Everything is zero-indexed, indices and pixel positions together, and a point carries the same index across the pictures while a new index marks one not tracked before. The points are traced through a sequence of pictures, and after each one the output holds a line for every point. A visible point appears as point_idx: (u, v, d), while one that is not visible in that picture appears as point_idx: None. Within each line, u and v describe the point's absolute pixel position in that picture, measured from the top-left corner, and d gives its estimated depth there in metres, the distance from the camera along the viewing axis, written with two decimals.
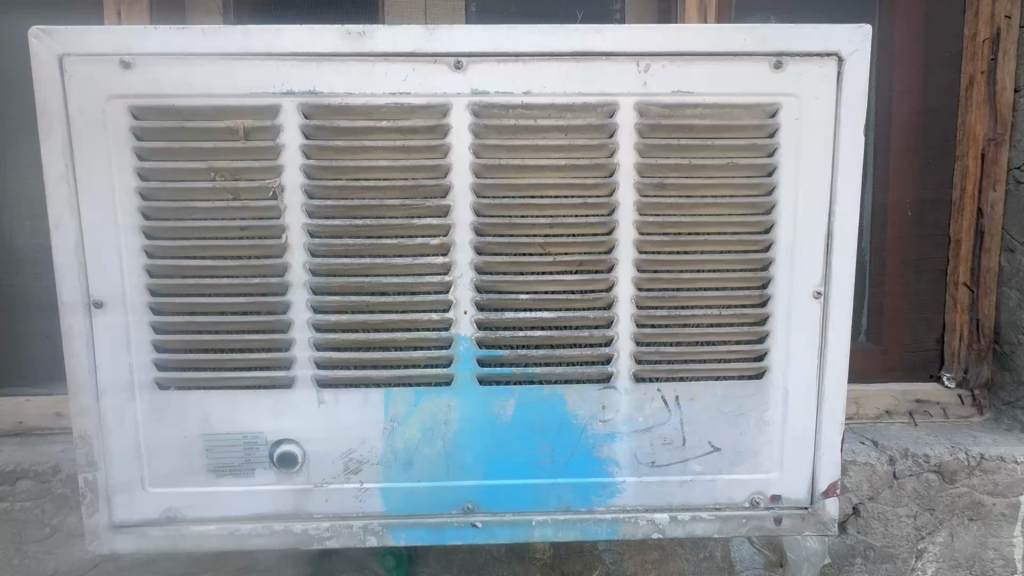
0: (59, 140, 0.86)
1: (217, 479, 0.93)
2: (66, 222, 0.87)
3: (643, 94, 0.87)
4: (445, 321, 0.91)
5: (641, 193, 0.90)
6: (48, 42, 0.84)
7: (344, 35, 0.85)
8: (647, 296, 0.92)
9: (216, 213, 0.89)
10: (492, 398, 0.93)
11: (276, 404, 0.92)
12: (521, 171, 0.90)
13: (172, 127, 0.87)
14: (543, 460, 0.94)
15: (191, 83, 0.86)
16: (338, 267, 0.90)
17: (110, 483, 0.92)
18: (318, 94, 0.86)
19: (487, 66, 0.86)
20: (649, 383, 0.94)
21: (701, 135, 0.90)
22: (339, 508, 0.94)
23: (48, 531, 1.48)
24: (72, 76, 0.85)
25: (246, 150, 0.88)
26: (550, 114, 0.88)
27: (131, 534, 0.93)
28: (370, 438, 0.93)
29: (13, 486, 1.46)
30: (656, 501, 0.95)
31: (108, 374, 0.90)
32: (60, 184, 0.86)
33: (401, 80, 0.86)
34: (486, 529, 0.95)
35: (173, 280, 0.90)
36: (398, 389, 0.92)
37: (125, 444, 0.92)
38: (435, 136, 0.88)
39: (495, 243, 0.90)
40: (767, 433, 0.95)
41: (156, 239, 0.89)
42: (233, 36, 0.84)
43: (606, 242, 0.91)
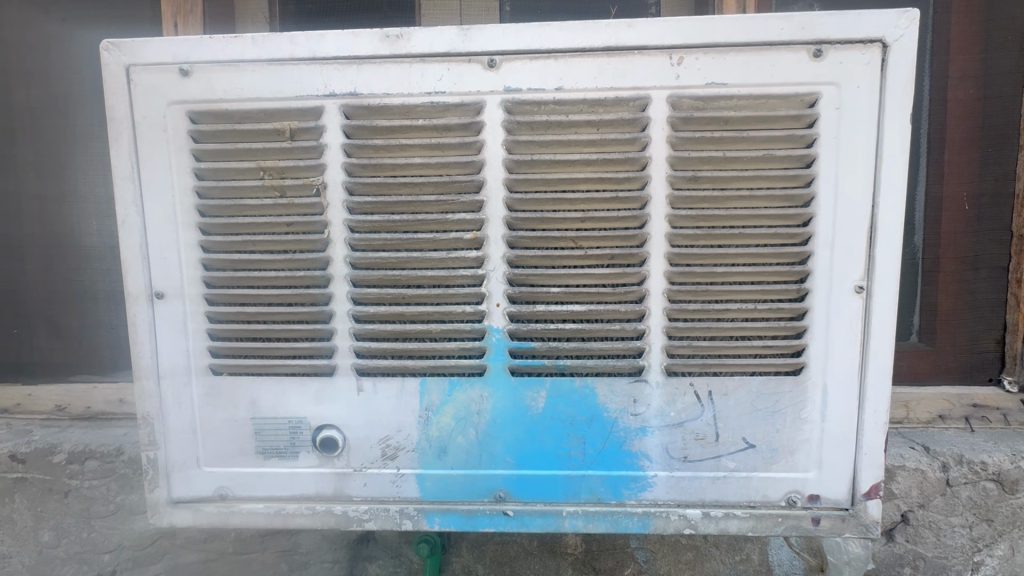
0: (125, 143, 0.93)
1: (265, 460, 0.99)
2: (131, 219, 0.94)
3: (675, 87, 0.87)
4: (478, 314, 0.94)
5: (674, 187, 0.90)
6: (117, 53, 0.91)
7: (382, 37, 0.88)
8: (679, 290, 0.92)
9: (265, 211, 0.95)
10: (523, 389, 0.94)
11: (319, 391, 0.97)
12: (553, 166, 0.91)
13: (225, 130, 0.93)
14: (573, 452, 0.95)
15: (242, 88, 0.91)
16: (377, 260, 0.94)
17: (170, 462, 1.00)
18: (358, 95, 0.90)
19: (520, 63, 0.88)
20: (681, 376, 0.94)
21: (736, 127, 0.88)
22: (377, 492, 0.98)
23: (112, 508, 1.60)
24: (137, 85, 0.92)
25: (292, 150, 0.93)
26: (583, 109, 0.89)
27: (186, 509, 1.00)
28: (406, 426, 0.96)
29: (82, 466, 1.58)
30: (688, 496, 0.95)
31: (168, 359, 0.98)
32: (126, 184, 0.94)
33: (437, 79, 0.89)
34: (517, 517, 0.96)
35: (226, 273, 0.96)
36: (433, 379, 0.95)
37: (183, 425, 0.99)
38: (469, 134, 0.91)
39: (528, 238, 0.92)
40: (805, 432, 0.93)
41: (212, 234, 0.95)
42: (280, 43, 0.89)
43: (638, 235, 0.90)
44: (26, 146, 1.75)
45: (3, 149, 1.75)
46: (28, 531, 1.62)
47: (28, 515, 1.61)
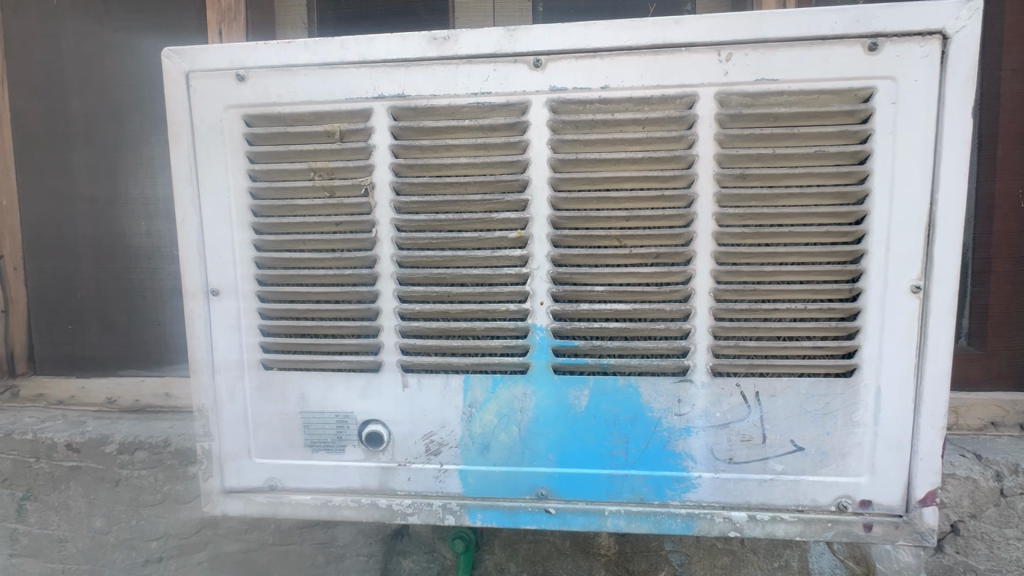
0: (185, 146, 0.97)
1: (313, 453, 1.01)
2: (190, 219, 0.98)
3: (723, 84, 0.86)
4: (522, 312, 0.94)
5: (721, 184, 0.89)
6: (178, 61, 0.96)
7: (430, 40, 0.90)
8: (726, 289, 0.90)
9: (315, 210, 0.98)
10: (566, 387, 0.95)
11: (365, 386, 0.99)
12: (598, 165, 0.91)
13: (278, 132, 0.96)
14: (616, 451, 0.95)
15: (294, 92, 0.94)
16: (422, 259, 0.95)
17: (223, 452, 1.04)
18: (406, 97, 0.92)
19: (566, 63, 0.88)
20: (726, 377, 0.92)
21: (785, 123, 0.87)
22: (421, 487, 0.99)
23: (159, 497, 1.67)
24: (196, 90, 0.96)
25: (341, 151, 0.95)
26: (628, 107, 0.89)
27: (238, 498, 1.04)
28: (449, 422, 0.98)
29: (132, 456, 1.65)
30: (733, 499, 0.93)
31: (222, 353, 1.02)
32: (185, 186, 0.98)
33: (482, 80, 0.90)
34: (559, 515, 0.97)
35: (278, 271, 0.99)
36: (476, 375, 0.97)
37: (236, 417, 1.03)
38: (514, 133, 0.92)
39: (572, 236, 0.92)
40: (856, 435, 0.90)
41: (265, 234, 0.99)
42: (331, 47, 0.92)
43: (685, 234, 0.90)
44: (81, 151, 1.84)
45: (60, 154, 1.85)
46: (82, 518, 1.70)
47: (83, 502, 1.69)
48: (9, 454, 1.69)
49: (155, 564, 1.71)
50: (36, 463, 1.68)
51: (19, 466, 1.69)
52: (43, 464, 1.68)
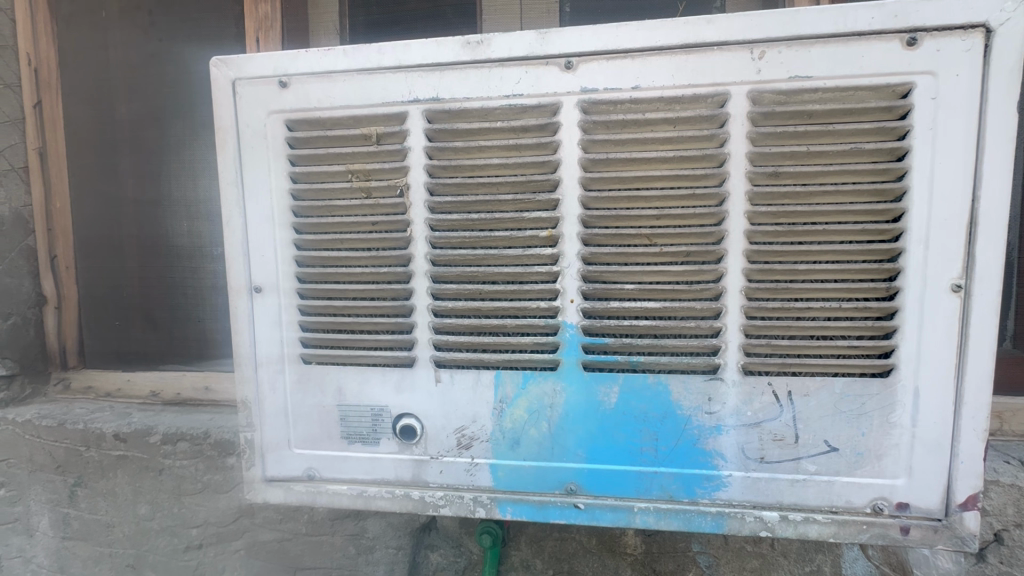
0: (231, 150, 1.02)
1: (349, 445, 1.05)
2: (235, 220, 1.03)
3: (756, 82, 0.86)
4: (553, 310, 0.96)
5: (753, 182, 0.89)
6: (225, 69, 1.01)
7: (464, 44, 0.92)
8: (758, 288, 0.90)
9: (353, 211, 1.02)
10: (596, 384, 0.96)
11: (400, 380, 1.02)
12: (629, 164, 0.92)
13: (317, 136, 1.00)
14: (645, 448, 0.95)
15: (333, 97, 0.98)
16: (455, 257, 0.98)
17: (265, 443, 1.08)
18: (440, 100, 0.95)
19: (597, 64, 0.89)
20: (758, 376, 0.92)
21: (820, 121, 0.86)
22: (453, 480, 1.02)
23: (200, 486, 1.74)
24: (241, 96, 1.01)
25: (378, 153, 0.99)
26: (659, 107, 0.89)
27: (279, 487, 1.08)
28: (481, 417, 1.00)
29: (175, 446, 1.73)
30: (765, 499, 0.93)
31: (264, 347, 1.06)
32: (231, 188, 1.03)
33: (515, 82, 0.92)
34: (588, 510, 0.98)
35: (317, 269, 1.04)
36: (507, 371, 0.99)
37: (277, 409, 1.07)
38: (546, 134, 0.93)
39: (602, 235, 0.93)
40: (893, 437, 0.89)
41: (305, 233, 1.03)
42: (369, 53, 0.95)
43: (716, 232, 0.90)
44: (127, 155, 1.94)
45: (109, 159, 1.95)
46: (128, 504, 1.79)
47: (129, 489, 1.78)
48: (62, 443, 1.78)
49: (195, 550, 1.79)
50: (86, 451, 1.77)
51: (71, 454, 1.78)
52: (93, 452, 1.77)
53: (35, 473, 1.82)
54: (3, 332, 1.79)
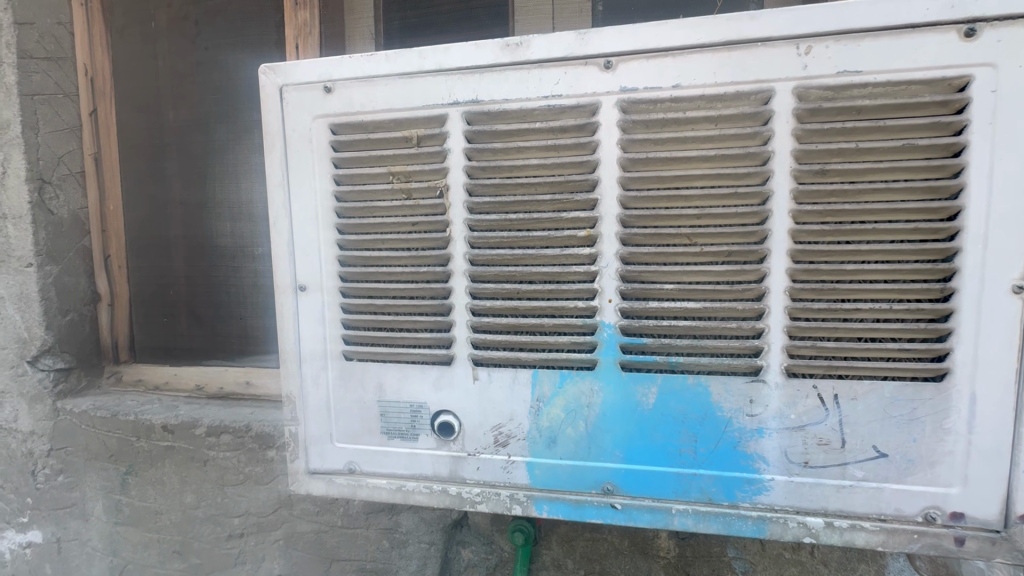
0: (278, 154, 1.06)
1: (389, 440, 1.08)
2: (282, 221, 1.07)
3: (802, 78, 0.84)
4: (590, 309, 0.96)
5: (798, 181, 0.87)
6: (274, 76, 1.05)
7: (503, 46, 0.93)
8: (803, 288, 0.88)
9: (393, 212, 1.04)
10: (634, 384, 0.96)
11: (438, 378, 1.04)
12: (670, 163, 0.91)
13: (360, 139, 1.03)
14: (684, 450, 0.95)
15: (376, 101, 1.01)
16: (494, 257, 0.99)
17: (308, 436, 1.12)
18: (479, 102, 0.96)
19: (637, 64, 0.89)
20: (803, 378, 0.90)
21: (869, 117, 0.84)
22: (490, 477, 1.03)
23: (242, 477, 1.81)
24: (289, 101, 1.05)
25: (418, 155, 1.01)
26: (700, 105, 0.88)
27: (321, 479, 1.12)
28: (518, 415, 1.01)
29: (219, 438, 1.80)
30: (809, 504, 0.91)
31: (308, 344, 1.10)
32: (278, 190, 1.07)
33: (554, 83, 0.93)
34: (625, 511, 0.98)
35: (359, 268, 1.07)
36: (544, 370, 0.99)
37: (320, 403, 1.11)
38: (584, 134, 0.93)
39: (641, 235, 0.93)
40: (947, 444, 0.86)
41: (347, 234, 1.06)
42: (410, 57, 0.98)
43: (759, 231, 0.89)
44: (173, 159, 2.03)
45: (157, 163, 2.05)
46: (175, 493, 1.87)
47: (176, 479, 1.86)
48: (114, 433, 1.87)
49: (237, 539, 1.86)
50: (137, 441, 1.86)
51: (123, 444, 1.87)
52: (143, 442, 1.85)
53: (90, 461, 1.91)
54: (62, 328, 1.89)
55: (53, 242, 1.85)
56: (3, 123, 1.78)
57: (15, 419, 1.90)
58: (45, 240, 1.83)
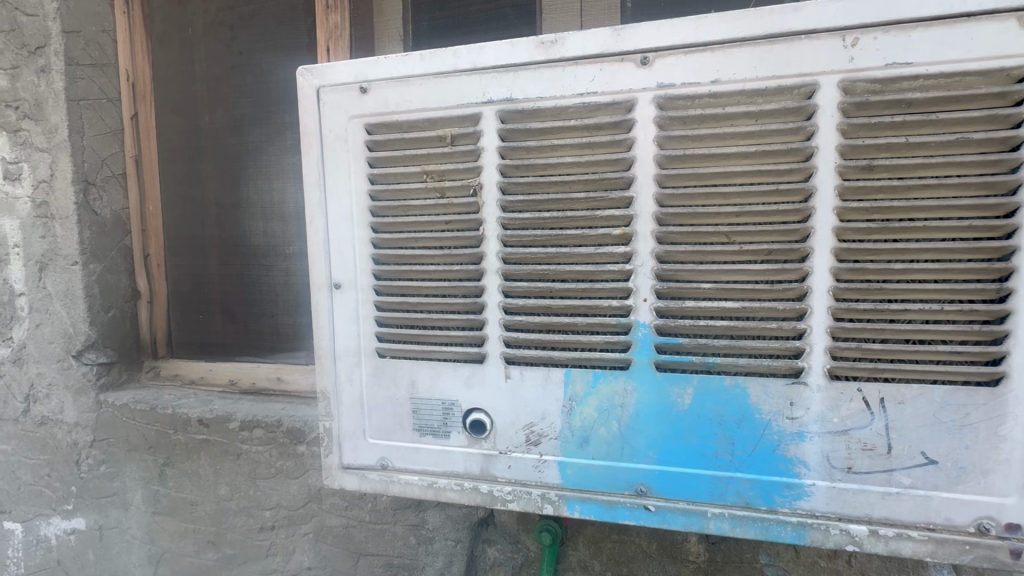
0: (315, 154, 1.08)
1: (421, 437, 1.08)
2: (318, 219, 1.09)
3: (848, 71, 0.82)
4: (624, 309, 0.95)
5: (843, 177, 0.84)
6: (311, 77, 1.07)
7: (538, 44, 0.93)
8: (847, 288, 0.86)
9: (427, 210, 1.05)
10: (669, 385, 0.94)
11: (470, 376, 1.04)
12: (708, 160, 0.89)
13: (394, 139, 1.04)
14: (721, 452, 0.93)
15: (410, 101, 1.02)
16: (527, 256, 0.99)
17: (342, 432, 1.14)
18: (514, 100, 0.96)
19: (674, 59, 0.88)
20: (846, 381, 0.87)
21: (920, 110, 0.81)
22: (521, 475, 1.03)
23: (273, 470, 1.86)
24: (325, 102, 1.07)
25: (451, 154, 1.01)
26: (740, 100, 0.86)
27: (354, 474, 1.14)
28: (550, 414, 1.00)
29: (252, 433, 1.85)
30: (852, 511, 0.88)
31: (342, 340, 1.12)
32: (314, 190, 1.09)
33: (589, 81, 0.92)
34: (659, 513, 0.96)
35: (392, 266, 1.08)
36: (577, 370, 0.99)
37: (353, 399, 1.13)
38: (620, 131, 0.93)
39: (677, 233, 0.91)
40: (1002, 452, 0.82)
41: (381, 232, 1.08)
42: (445, 57, 0.98)
43: (801, 229, 0.86)
44: (209, 160, 2.09)
45: (194, 164, 2.11)
46: (210, 485, 1.92)
47: (210, 471, 1.91)
48: (153, 426, 1.93)
49: (268, 531, 1.90)
50: (174, 434, 1.92)
51: (161, 436, 1.93)
52: (180, 435, 1.92)
53: (130, 452, 1.98)
54: (104, 324, 1.97)
55: (96, 242, 1.93)
56: (51, 127, 1.86)
57: (61, 410, 1.99)
58: (89, 239, 1.91)
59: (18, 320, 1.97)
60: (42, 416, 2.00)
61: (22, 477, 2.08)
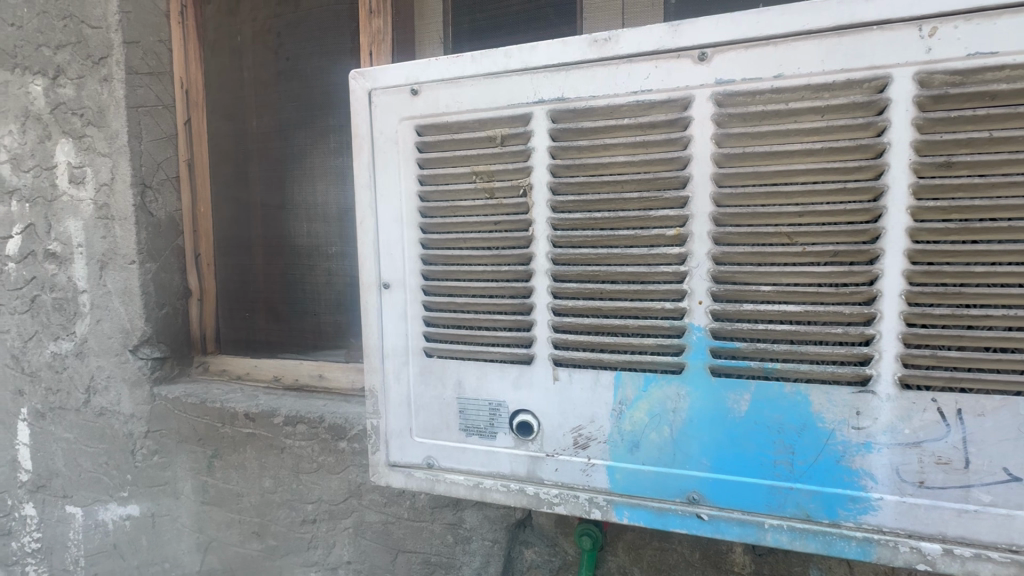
0: (366, 156, 1.10)
1: (467, 437, 1.08)
2: (368, 220, 1.11)
3: (925, 62, 0.77)
4: (678, 311, 0.93)
5: (917, 175, 0.80)
6: (363, 81, 1.09)
7: (591, 43, 0.92)
8: (921, 292, 0.81)
9: (476, 211, 1.05)
10: (725, 391, 0.91)
11: (518, 377, 1.04)
12: (769, 157, 0.86)
13: (444, 140, 1.04)
14: (780, 462, 0.89)
15: (461, 102, 1.02)
16: (577, 256, 0.98)
17: (389, 430, 1.16)
18: (565, 100, 0.95)
19: (734, 54, 0.85)
20: (919, 391, 0.82)
21: (1005, 103, 0.76)
22: (568, 479, 1.02)
23: (315, 465, 1.90)
24: (376, 105, 1.09)
25: (501, 154, 1.01)
26: (805, 95, 0.83)
27: (400, 472, 1.15)
28: (599, 418, 0.99)
29: (295, 428, 1.90)
30: (925, 529, 0.83)
31: (390, 340, 1.13)
32: (365, 192, 1.11)
33: (643, 78, 0.90)
34: (712, 522, 0.93)
35: (441, 266, 1.09)
36: (627, 373, 0.97)
37: (400, 398, 1.14)
38: (675, 130, 0.90)
39: (735, 234, 0.88)
40: None
41: (430, 233, 1.09)
42: (496, 57, 0.98)
43: (870, 230, 0.82)
44: (256, 163, 2.16)
45: (242, 167, 2.19)
46: (256, 477, 1.98)
47: (256, 464, 1.97)
48: (203, 419, 2.01)
49: (310, 524, 1.95)
50: (222, 427, 1.99)
51: (210, 429, 2.01)
52: (228, 428, 1.98)
53: (181, 444, 2.06)
54: (158, 320, 2.06)
55: (152, 242, 2.02)
56: (112, 133, 1.96)
57: (119, 402, 2.09)
58: (146, 239, 2.00)
59: (81, 316, 2.08)
60: (101, 407, 2.11)
61: (82, 465, 2.19)
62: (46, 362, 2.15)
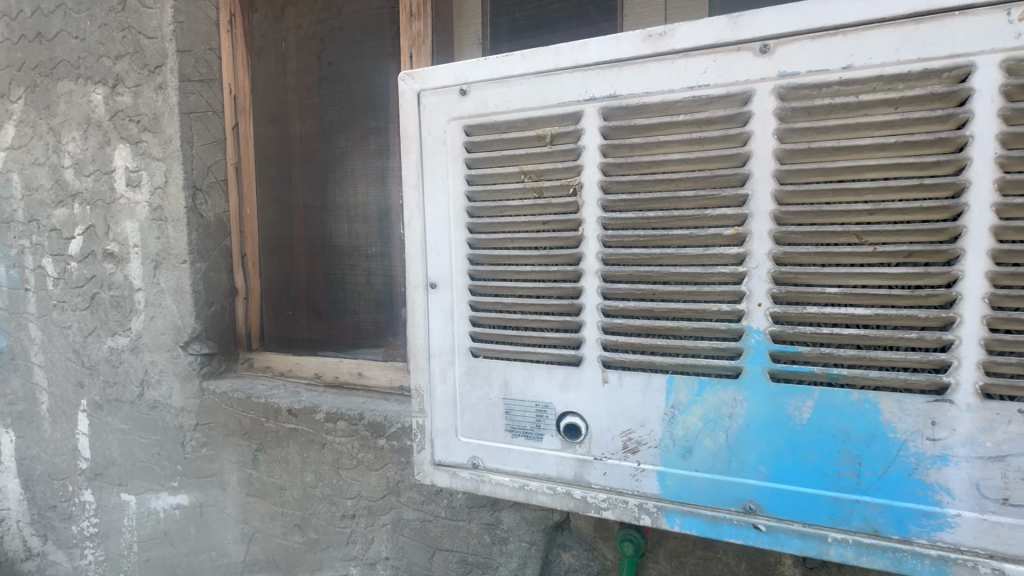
0: (414, 157, 1.11)
1: (513, 438, 1.08)
2: (416, 220, 1.12)
3: (1013, 48, 0.72)
4: (735, 313, 0.90)
5: (1004, 169, 0.75)
6: (412, 82, 1.10)
7: (645, 38, 0.90)
8: (1007, 296, 0.76)
9: (524, 211, 1.05)
10: (785, 397, 0.88)
11: (565, 378, 1.03)
12: (836, 152, 0.82)
13: (492, 139, 1.04)
14: (845, 472, 0.85)
15: (509, 101, 1.02)
16: (628, 257, 0.96)
17: (434, 429, 1.16)
18: (618, 97, 0.93)
19: (799, 46, 0.81)
20: (1003, 401, 0.77)
21: None
22: (617, 483, 1.00)
23: (355, 461, 1.93)
24: (425, 106, 1.09)
25: (551, 153, 1.00)
26: (877, 87, 0.79)
27: (445, 471, 1.16)
28: (650, 422, 0.96)
29: (335, 424, 1.93)
30: (1008, 549, 0.77)
31: (436, 339, 1.14)
32: (413, 192, 1.12)
33: (700, 73, 0.87)
34: (770, 533, 0.90)
35: (488, 266, 1.09)
36: (680, 377, 0.94)
37: (446, 397, 1.14)
38: (733, 126, 0.87)
39: (798, 233, 0.85)
40: None
41: (477, 233, 1.09)
42: (546, 55, 0.97)
43: (949, 229, 0.77)
44: (299, 165, 2.22)
45: (286, 169, 2.25)
46: (298, 471, 2.03)
47: (298, 458, 2.02)
48: (249, 413, 2.07)
49: (349, 519, 1.98)
50: (267, 422, 2.05)
51: (255, 423, 2.07)
52: (272, 423, 2.04)
53: (227, 437, 2.13)
54: (207, 317, 2.15)
55: (202, 242, 2.11)
56: (167, 138, 2.05)
57: (170, 395, 2.18)
58: (196, 240, 2.09)
59: (136, 313, 2.18)
60: (154, 400, 2.21)
61: (136, 455, 2.30)
62: (105, 356, 2.27)
